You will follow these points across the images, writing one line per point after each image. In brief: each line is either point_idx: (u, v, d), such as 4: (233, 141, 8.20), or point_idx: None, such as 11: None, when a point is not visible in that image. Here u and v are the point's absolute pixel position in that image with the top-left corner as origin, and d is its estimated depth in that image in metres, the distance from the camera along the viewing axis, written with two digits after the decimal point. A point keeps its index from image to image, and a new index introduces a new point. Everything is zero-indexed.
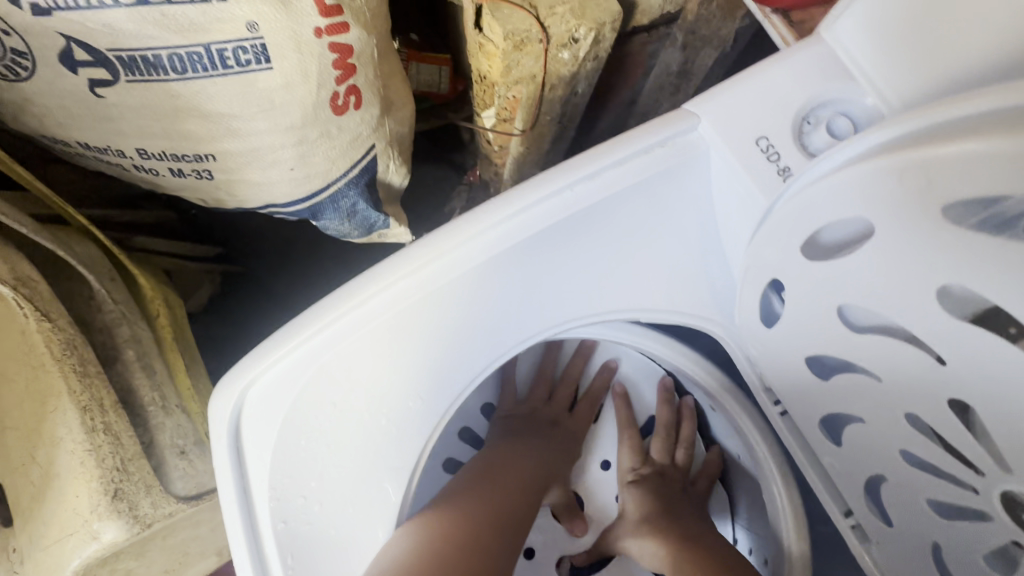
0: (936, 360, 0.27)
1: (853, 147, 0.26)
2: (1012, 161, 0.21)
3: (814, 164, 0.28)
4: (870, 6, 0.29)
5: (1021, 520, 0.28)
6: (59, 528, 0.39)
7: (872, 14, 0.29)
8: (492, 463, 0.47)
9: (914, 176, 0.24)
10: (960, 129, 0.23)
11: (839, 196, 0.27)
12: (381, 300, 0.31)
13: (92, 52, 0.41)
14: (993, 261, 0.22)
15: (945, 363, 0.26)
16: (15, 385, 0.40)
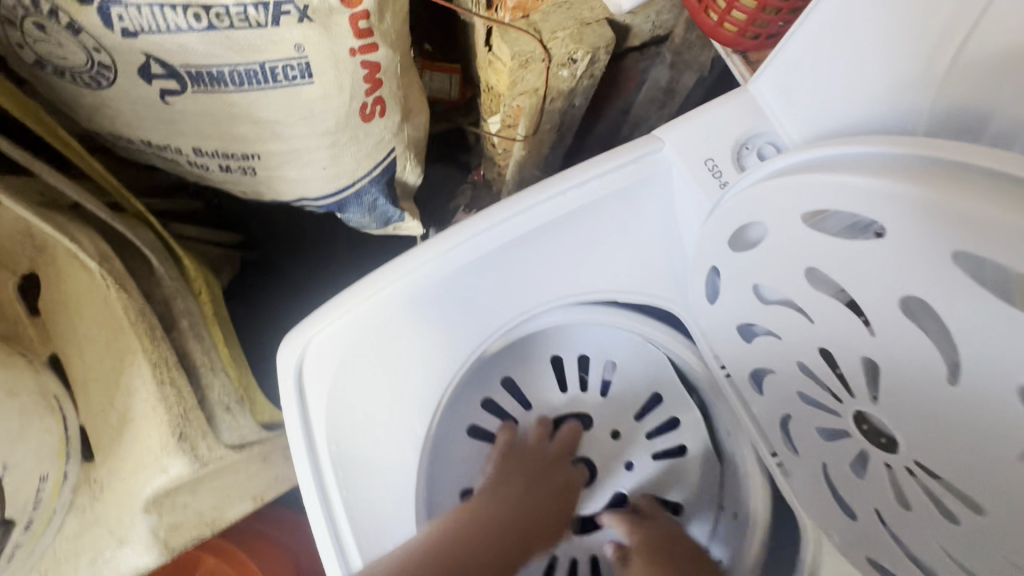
0: (808, 320, 0.30)
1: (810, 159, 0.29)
2: (919, 202, 0.24)
3: (771, 168, 0.31)
4: (783, 64, 0.36)
5: (878, 442, 0.30)
6: (133, 462, 0.47)
7: (784, 70, 0.36)
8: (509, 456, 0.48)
9: (848, 195, 0.26)
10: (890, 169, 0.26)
11: (790, 198, 0.29)
12: (407, 280, 0.37)
13: (166, 68, 0.49)
14: (905, 264, 0.25)
15: (813, 322, 0.30)
16: (99, 344, 0.48)
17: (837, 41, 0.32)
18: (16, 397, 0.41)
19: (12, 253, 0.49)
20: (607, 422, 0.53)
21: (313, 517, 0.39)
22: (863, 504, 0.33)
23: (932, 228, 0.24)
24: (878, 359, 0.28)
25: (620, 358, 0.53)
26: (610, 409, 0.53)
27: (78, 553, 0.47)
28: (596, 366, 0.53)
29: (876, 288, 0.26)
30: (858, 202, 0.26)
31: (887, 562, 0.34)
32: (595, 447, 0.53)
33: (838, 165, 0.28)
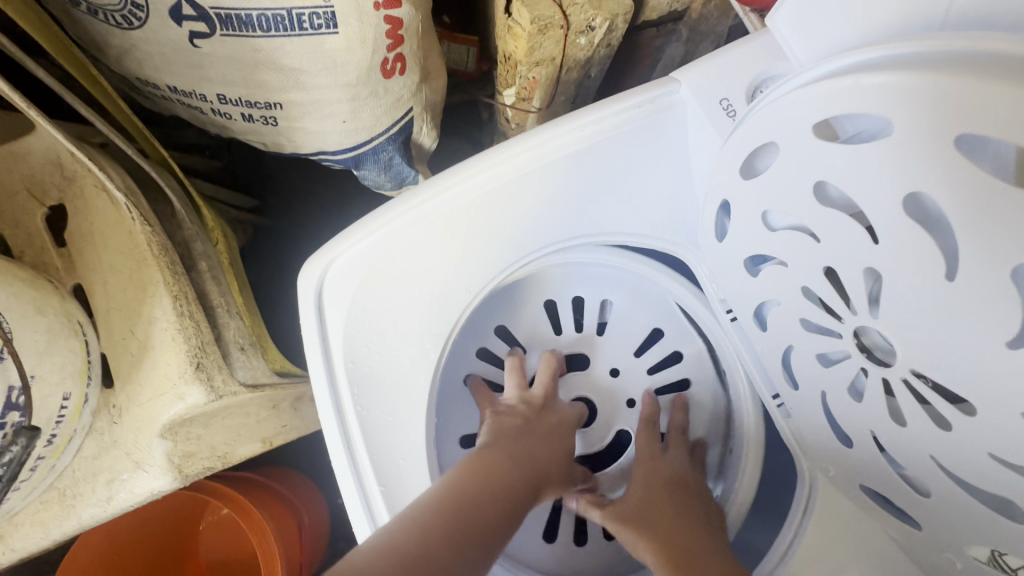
0: (812, 239, 0.31)
1: (828, 70, 0.28)
2: (923, 93, 0.24)
3: (785, 83, 0.30)
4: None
5: (878, 359, 0.31)
6: (154, 388, 0.48)
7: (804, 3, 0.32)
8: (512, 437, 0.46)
9: (860, 97, 0.26)
10: (907, 63, 0.25)
11: (805, 112, 0.28)
12: (426, 206, 0.39)
13: (197, 9, 0.50)
14: (923, 173, 0.25)
15: (819, 241, 0.30)
16: (122, 274, 0.49)
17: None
18: (43, 315, 0.43)
19: (43, 183, 0.50)
20: (602, 362, 0.54)
21: (330, 435, 0.41)
22: (859, 428, 0.34)
23: (948, 125, 0.23)
24: (880, 268, 0.28)
25: (614, 298, 0.54)
26: (607, 347, 0.55)
27: (96, 473, 0.49)
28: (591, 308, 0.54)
29: (882, 196, 0.26)
30: (874, 103, 0.25)
31: (876, 485, 0.36)
32: (594, 386, 0.54)
33: (858, 71, 0.26)
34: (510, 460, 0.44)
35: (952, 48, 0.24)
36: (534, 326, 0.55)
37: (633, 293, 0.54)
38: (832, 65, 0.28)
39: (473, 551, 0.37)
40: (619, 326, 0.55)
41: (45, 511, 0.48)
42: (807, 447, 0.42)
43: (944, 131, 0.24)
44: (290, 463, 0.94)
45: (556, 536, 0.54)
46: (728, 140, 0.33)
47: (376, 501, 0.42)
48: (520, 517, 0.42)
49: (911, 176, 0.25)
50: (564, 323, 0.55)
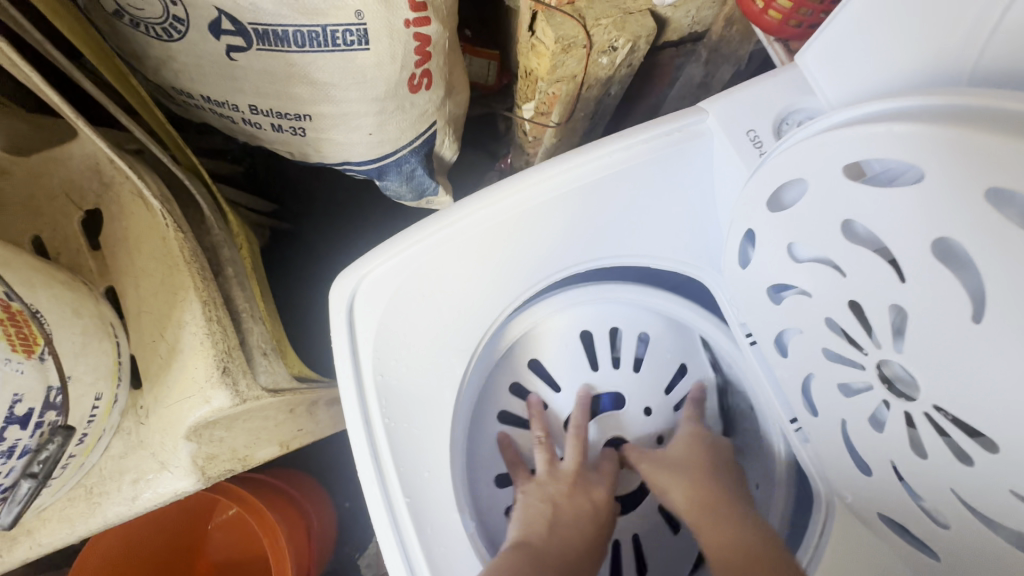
0: (838, 272, 0.32)
1: (853, 111, 0.30)
2: (953, 140, 0.24)
3: (812, 120, 0.31)
4: (831, 35, 0.33)
5: (899, 390, 0.31)
6: (180, 390, 0.49)
7: (829, 42, 0.33)
8: (548, 529, 0.47)
9: (888, 141, 0.27)
10: (932, 112, 0.26)
11: (836, 151, 0.29)
12: (455, 227, 0.40)
13: (235, 24, 0.52)
14: (948, 218, 0.25)
15: (845, 275, 0.31)
16: (155, 278, 0.51)
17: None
18: (80, 317, 0.44)
19: (80, 187, 0.52)
20: (641, 400, 0.55)
21: (356, 447, 0.42)
22: (878, 456, 0.35)
23: (976, 171, 0.24)
24: (905, 304, 0.28)
25: (650, 332, 0.55)
26: (641, 384, 0.55)
27: (123, 472, 0.50)
28: (630, 341, 0.55)
29: (908, 234, 0.27)
30: (903, 145, 0.26)
31: (895, 514, 0.36)
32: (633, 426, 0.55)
33: (886, 115, 0.27)
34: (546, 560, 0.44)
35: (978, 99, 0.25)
36: (570, 360, 0.54)
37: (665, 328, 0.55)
38: (858, 107, 0.29)
39: None
40: (654, 362, 0.55)
41: (71, 507, 0.49)
42: (825, 473, 0.42)
43: (975, 180, 0.24)
44: (301, 466, 0.96)
45: None
46: (754, 176, 0.35)
47: (399, 514, 0.42)
48: None
49: (938, 220, 0.26)
50: (601, 358, 0.54)
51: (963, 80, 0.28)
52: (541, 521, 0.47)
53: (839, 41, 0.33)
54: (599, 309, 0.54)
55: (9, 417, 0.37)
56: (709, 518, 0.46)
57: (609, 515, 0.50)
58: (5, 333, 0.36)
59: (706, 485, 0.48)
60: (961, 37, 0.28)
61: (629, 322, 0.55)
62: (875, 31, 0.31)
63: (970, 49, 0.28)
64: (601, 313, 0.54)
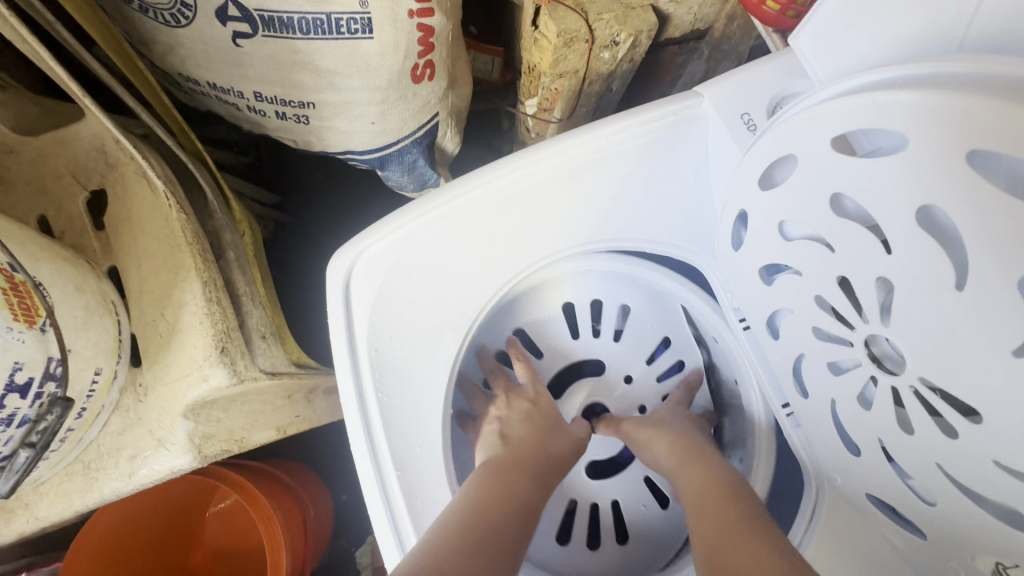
0: (828, 249, 0.32)
1: (840, 86, 0.30)
2: (941, 113, 0.25)
3: (801, 99, 0.32)
4: (824, 18, 0.33)
5: (888, 368, 0.32)
6: (179, 368, 0.50)
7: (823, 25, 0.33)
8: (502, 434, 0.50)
9: (877, 116, 0.27)
10: (920, 82, 0.26)
11: (828, 130, 0.30)
12: (448, 206, 0.41)
13: (242, 10, 0.53)
14: (934, 193, 0.26)
15: (835, 252, 0.31)
16: (157, 258, 0.52)
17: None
18: (82, 293, 0.45)
19: (86, 168, 0.53)
20: (620, 370, 0.56)
21: (351, 424, 0.42)
22: (867, 436, 0.35)
23: (963, 145, 0.24)
24: (892, 278, 0.29)
25: (632, 302, 0.55)
26: (622, 353, 0.56)
27: (120, 449, 0.50)
28: (610, 311, 0.55)
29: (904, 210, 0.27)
30: (893, 120, 0.27)
31: (884, 495, 0.36)
32: (612, 393, 0.57)
33: (874, 90, 0.28)
34: (505, 461, 0.47)
35: (962, 72, 0.25)
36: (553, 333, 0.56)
37: (649, 299, 0.55)
38: (850, 83, 0.30)
39: (491, 554, 0.38)
40: (638, 331, 0.56)
41: (69, 483, 0.50)
42: (818, 460, 0.42)
43: (959, 144, 0.25)
44: (298, 457, 0.96)
45: (569, 539, 0.55)
46: (748, 155, 0.35)
47: (392, 491, 0.43)
48: (533, 520, 0.43)
49: (925, 192, 0.26)
50: (583, 329, 0.56)
51: (953, 49, 0.29)
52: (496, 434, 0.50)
53: (833, 24, 0.33)
54: (580, 284, 0.54)
55: (10, 385, 0.37)
56: (684, 458, 0.48)
57: (551, 409, 0.52)
58: (7, 301, 0.37)
59: (683, 441, 0.49)
60: (951, 13, 0.28)
61: (611, 294, 0.55)
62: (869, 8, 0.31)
63: (959, 23, 0.28)
64: (584, 287, 0.54)
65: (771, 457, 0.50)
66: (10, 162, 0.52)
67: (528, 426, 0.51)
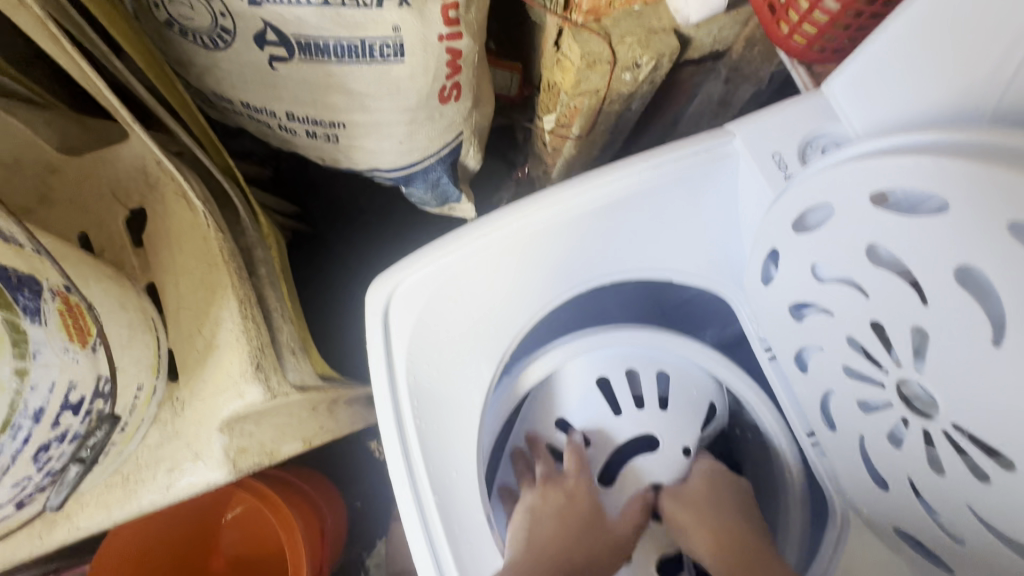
0: (862, 294, 0.33)
1: (869, 145, 0.32)
2: (971, 176, 0.27)
3: (833, 151, 0.34)
4: (857, 70, 0.36)
5: (919, 410, 0.33)
6: (216, 384, 0.52)
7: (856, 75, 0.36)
8: (538, 526, 0.53)
9: (910, 173, 0.29)
10: (951, 148, 0.28)
11: (862, 181, 0.31)
12: (485, 239, 0.42)
13: (280, 36, 0.54)
14: (971, 248, 0.27)
15: (870, 297, 0.33)
16: (194, 276, 0.53)
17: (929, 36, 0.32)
18: (126, 311, 0.46)
19: (127, 187, 0.54)
20: (677, 442, 0.57)
21: (388, 442, 0.44)
22: (896, 473, 0.36)
23: (1003, 203, 0.26)
24: (928, 326, 0.30)
25: (666, 370, 0.58)
26: (670, 426, 0.57)
27: (158, 462, 0.51)
28: (647, 381, 0.57)
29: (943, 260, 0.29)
30: (924, 178, 0.28)
31: (908, 527, 0.37)
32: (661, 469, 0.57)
33: (904, 150, 0.30)
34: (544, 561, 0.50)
35: (996, 141, 0.27)
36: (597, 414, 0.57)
37: (677, 365, 0.58)
38: (885, 140, 0.31)
39: None
40: (679, 398, 0.57)
41: (108, 494, 0.51)
42: (842, 488, 0.44)
43: (996, 215, 0.26)
44: (315, 463, 0.98)
45: None
46: (776, 203, 0.37)
47: (428, 507, 0.45)
48: None
49: (964, 250, 0.27)
50: (624, 405, 0.57)
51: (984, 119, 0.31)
52: (528, 526, 0.53)
53: (865, 74, 0.36)
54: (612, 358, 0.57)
55: (65, 403, 0.39)
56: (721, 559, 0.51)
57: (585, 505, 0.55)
58: (62, 321, 0.38)
59: (721, 535, 0.52)
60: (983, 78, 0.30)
61: (646, 363, 0.57)
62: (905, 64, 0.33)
63: (991, 93, 0.30)
64: (613, 359, 0.57)
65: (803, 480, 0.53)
66: (53, 181, 0.53)
67: (561, 520, 0.54)
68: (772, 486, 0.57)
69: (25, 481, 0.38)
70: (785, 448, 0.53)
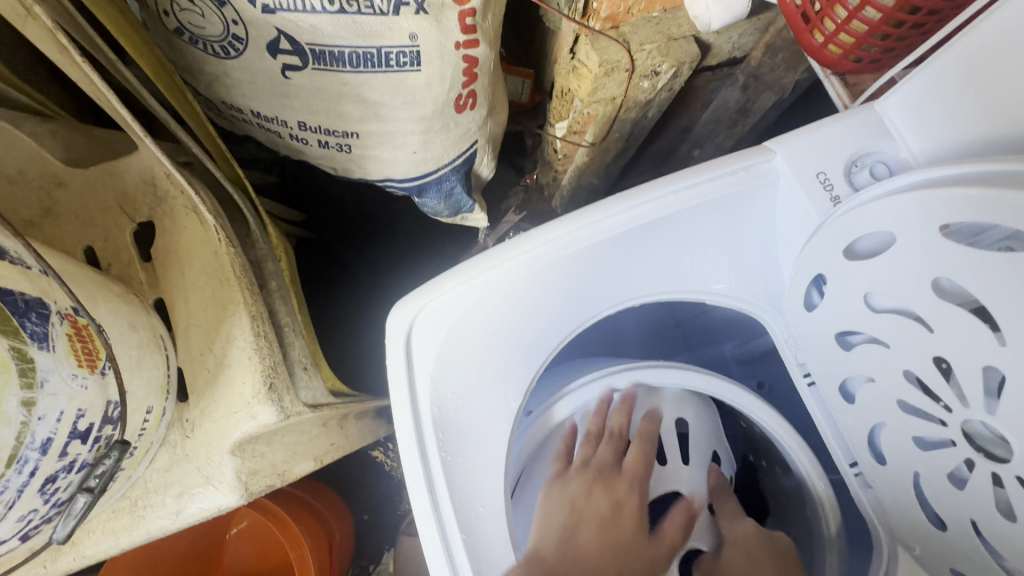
0: (925, 327, 0.32)
1: (914, 177, 0.32)
2: None
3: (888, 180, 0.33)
4: (913, 93, 0.37)
5: (981, 446, 0.32)
6: (227, 405, 0.50)
7: (914, 98, 0.37)
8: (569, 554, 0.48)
9: (971, 205, 0.28)
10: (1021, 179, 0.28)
11: (926, 206, 0.31)
12: (512, 263, 0.41)
13: (293, 44, 0.52)
14: None
15: (933, 330, 0.32)
16: (205, 293, 0.51)
17: (1005, 52, 0.32)
18: (135, 330, 0.44)
19: (135, 200, 0.52)
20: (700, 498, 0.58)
21: (411, 471, 0.43)
22: (956, 514, 0.35)
23: None
24: (998, 365, 0.29)
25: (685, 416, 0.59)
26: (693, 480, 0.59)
27: (168, 486, 0.50)
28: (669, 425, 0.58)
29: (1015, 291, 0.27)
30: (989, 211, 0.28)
31: (967, 570, 0.36)
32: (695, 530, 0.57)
33: (956, 184, 0.30)
34: None
35: None
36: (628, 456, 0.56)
37: (697, 413, 0.59)
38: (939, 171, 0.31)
39: None
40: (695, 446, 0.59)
41: (115, 520, 0.49)
42: (887, 517, 0.42)
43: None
44: (323, 477, 0.96)
45: None
46: (818, 232, 0.37)
47: (453, 536, 0.43)
48: None
49: None
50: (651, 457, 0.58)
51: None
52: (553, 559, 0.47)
53: (921, 97, 0.37)
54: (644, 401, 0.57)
55: (72, 432, 0.37)
56: None
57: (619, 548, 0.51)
58: (70, 346, 0.36)
59: None
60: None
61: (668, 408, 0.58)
62: (969, 91, 0.34)
63: None
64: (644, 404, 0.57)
65: (836, 511, 0.51)
66: (58, 194, 0.51)
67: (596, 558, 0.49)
68: (802, 511, 0.56)
69: (31, 513, 0.37)
70: (810, 469, 0.53)
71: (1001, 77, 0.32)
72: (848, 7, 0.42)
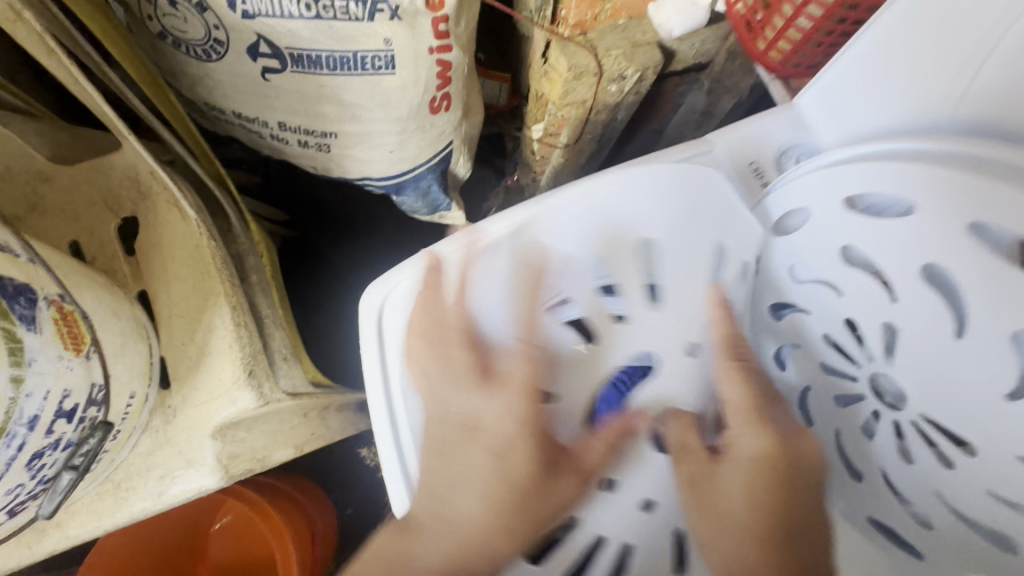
0: (838, 291, 0.39)
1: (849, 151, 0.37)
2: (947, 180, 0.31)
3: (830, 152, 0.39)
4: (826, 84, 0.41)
5: (885, 397, 0.38)
6: (208, 391, 0.52)
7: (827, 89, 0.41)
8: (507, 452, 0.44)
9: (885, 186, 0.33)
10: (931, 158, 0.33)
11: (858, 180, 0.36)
12: (474, 243, 0.43)
13: (272, 48, 0.54)
14: None
15: (844, 292, 0.38)
16: (186, 284, 0.53)
17: (898, 46, 0.36)
18: (118, 318, 0.46)
19: (118, 196, 0.55)
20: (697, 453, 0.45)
21: (385, 452, 0.44)
22: (871, 464, 0.40)
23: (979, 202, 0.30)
24: (896, 320, 0.35)
25: None
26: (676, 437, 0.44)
27: (150, 469, 0.52)
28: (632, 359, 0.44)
29: None
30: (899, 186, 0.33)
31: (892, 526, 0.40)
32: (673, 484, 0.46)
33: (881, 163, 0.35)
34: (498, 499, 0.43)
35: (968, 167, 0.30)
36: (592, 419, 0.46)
37: None
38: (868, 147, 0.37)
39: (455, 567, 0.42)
40: None
41: (99, 501, 0.52)
42: None
43: (960, 218, 0.31)
44: (306, 470, 0.98)
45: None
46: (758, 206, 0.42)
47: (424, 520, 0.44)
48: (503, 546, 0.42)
49: None
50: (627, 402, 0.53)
51: (942, 124, 0.35)
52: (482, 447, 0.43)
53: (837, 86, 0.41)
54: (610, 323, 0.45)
55: (59, 411, 0.39)
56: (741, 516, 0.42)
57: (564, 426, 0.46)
58: (57, 330, 0.39)
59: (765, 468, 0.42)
60: (942, 87, 0.35)
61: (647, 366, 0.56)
62: (875, 79, 0.38)
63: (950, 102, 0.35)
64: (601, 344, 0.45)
65: None
66: (44, 189, 0.53)
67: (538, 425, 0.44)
68: None
69: (18, 488, 0.39)
70: None
71: (900, 65, 0.37)
72: (785, 16, 0.46)
